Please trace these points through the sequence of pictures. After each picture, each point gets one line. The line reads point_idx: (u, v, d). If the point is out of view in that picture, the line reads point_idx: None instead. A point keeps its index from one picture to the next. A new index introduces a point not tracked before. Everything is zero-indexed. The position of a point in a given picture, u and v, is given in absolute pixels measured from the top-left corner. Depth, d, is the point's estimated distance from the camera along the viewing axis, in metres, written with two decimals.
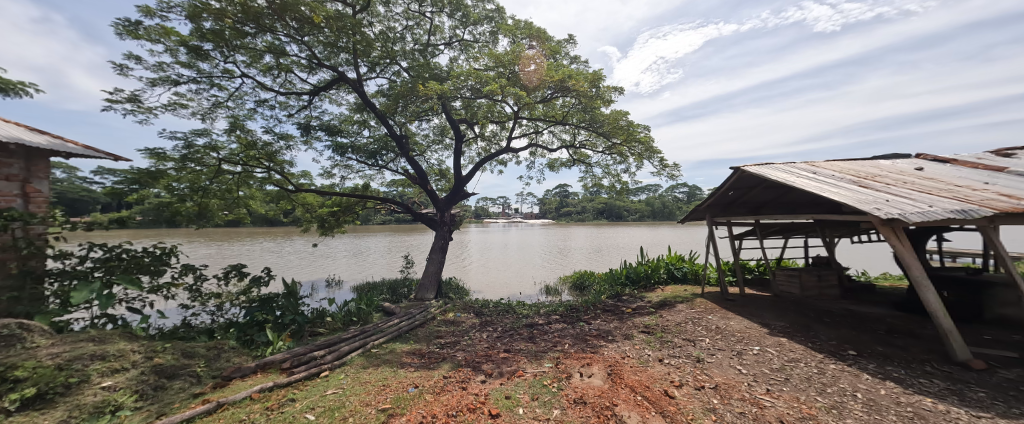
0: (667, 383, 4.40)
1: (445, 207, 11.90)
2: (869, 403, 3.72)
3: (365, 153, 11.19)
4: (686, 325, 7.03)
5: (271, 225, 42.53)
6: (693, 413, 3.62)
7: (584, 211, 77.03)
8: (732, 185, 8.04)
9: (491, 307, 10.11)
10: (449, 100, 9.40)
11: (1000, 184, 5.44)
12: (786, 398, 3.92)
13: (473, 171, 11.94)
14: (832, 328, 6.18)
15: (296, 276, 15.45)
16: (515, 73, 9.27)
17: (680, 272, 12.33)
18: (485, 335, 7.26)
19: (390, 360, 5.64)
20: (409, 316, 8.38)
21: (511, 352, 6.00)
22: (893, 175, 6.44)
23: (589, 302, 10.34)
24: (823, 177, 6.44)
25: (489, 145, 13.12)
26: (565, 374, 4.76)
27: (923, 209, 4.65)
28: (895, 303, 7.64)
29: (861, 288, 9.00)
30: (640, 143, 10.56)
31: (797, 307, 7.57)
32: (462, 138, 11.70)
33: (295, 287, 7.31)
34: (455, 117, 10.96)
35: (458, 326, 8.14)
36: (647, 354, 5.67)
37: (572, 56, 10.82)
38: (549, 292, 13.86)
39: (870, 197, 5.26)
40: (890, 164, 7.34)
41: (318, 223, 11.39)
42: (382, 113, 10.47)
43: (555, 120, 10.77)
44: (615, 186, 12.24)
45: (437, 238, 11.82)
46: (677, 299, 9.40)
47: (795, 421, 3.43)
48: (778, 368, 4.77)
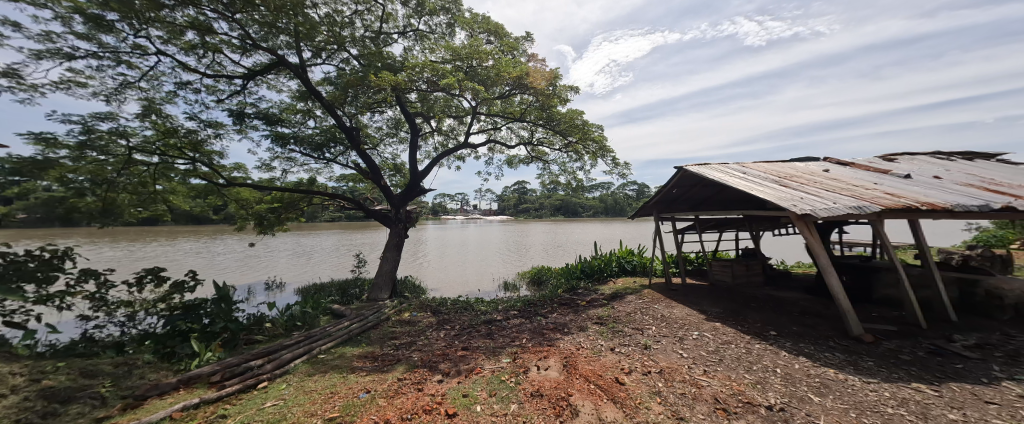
0: (618, 371, 4.64)
1: (400, 203, 11.44)
2: (787, 377, 4.21)
3: (311, 145, 10.40)
4: (635, 315, 7.47)
5: (198, 224, 38.06)
6: (641, 397, 3.84)
7: (541, 207, 78.47)
8: (675, 184, 8.66)
9: (449, 305, 9.95)
10: (404, 92, 9.03)
11: (886, 185, 6.41)
12: (720, 377, 4.31)
13: (429, 166, 11.60)
14: (757, 312, 6.93)
15: (231, 280, 14.04)
16: (474, 67, 9.10)
17: (630, 265, 13.05)
18: (443, 334, 7.13)
19: (339, 365, 5.32)
20: (361, 318, 7.98)
21: (470, 349, 5.93)
22: (807, 176, 7.31)
23: (546, 296, 10.58)
24: (752, 177, 7.14)
25: (446, 141, 12.79)
26: (523, 368, 4.83)
27: (829, 205, 5.34)
28: (807, 287, 8.74)
29: (781, 276, 10.17)
30: (595, 142, 10.94)
31: (729, 294, 8.38)
32: (418, 132, 11.30)
33: (226, 291, 6.60)
34: (410, 110, 10.55)
35: (414, 326, 7.89)
36: (600, 344, 5.93)
37: (529, 54, 10.89)
38: (507, 288, 13.93)
39: (789, 195, 5.93)
40: (804, 166, 8.34)
41: (256, 221, 10.40)
42: (329, 103, 9.77)
43: (513, 117, 10.85)
44: (571, 183, 12.56)
45: (392, 235, 11.35)
46: (628, 290, 9.96)
47: (728, 398, 3.78)
48: (714, 350, 5.23)
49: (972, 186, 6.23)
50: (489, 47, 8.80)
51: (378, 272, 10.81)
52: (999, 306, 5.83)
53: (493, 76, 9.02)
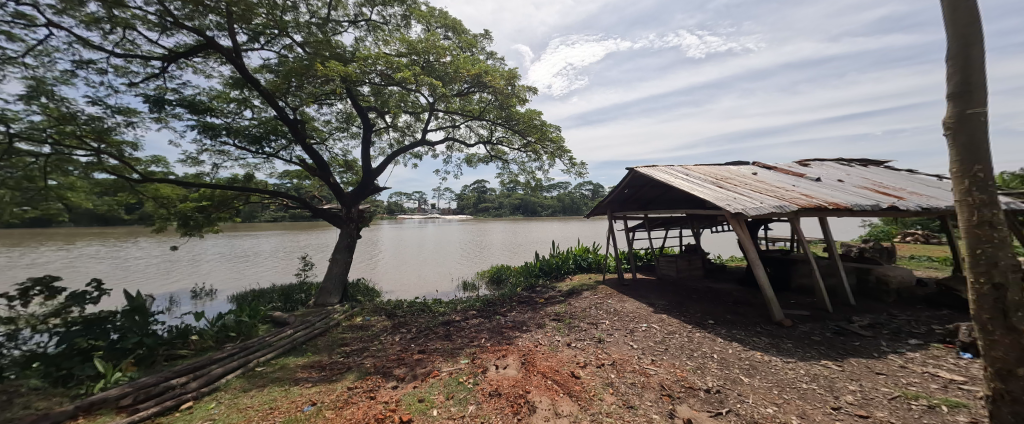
0: (574, 365, 4.78)
1: (352, 202, 10.81)
2: (722, 362, 4.61)
3: (247, 137, 9.46)
4: (589, 310, 7.75)
5: (107, 225, 33.06)
6: (595, 389, 3.99)
7: (500, 206, 78.57)
8: (627, 184, 9.11)
9: (404, 308, 9.61)
10: (355, 84, 8.57)
11: (802, 187, 7.27)
12: (665, 365, 4.61)
13: (384, 163, 11.09)
14: (697, 303, 7.51)
15: (149, 289, 12.40)
16: (431, 63, 8.82)
17: (586, 262, 13.51)
18: (398, 338, 6.85)
19: (280, 378, 4.90)
20: (307, 325, 7.43)
21: (426, 352, 5.77)
22: (739, 178, 8.07)
23: (505, 295, 10.60)
24: (694, 179, 7.72)
25: (401, 137, 12.30)
26: (481, 368, 4.79)
27: (758, 205, 5.93)
28: (739, 279, 9.65)
29: (717, 269, 11.14)
30: (552, 142, 11.15)
31: (674, 287, 9.01)
32: (371, 128, 10.74)
33: (141, 301, 5.78)
34: (362, 103, 10.00)
35: (366, 331, 7.50)
36: (557, 340, 6.09)
37: (488, 52, 10.85)
38: (466, 288, 13.78)
39: (725, 195, 6.49)
40: (737, 169, 9.20)
41: (180, 222, 9.18)
42: (269, 92, 8.93)
43: (472, 115, 10.78)
44: (530, 183, 12.70)
45: (343, 236, 10.70)
46: (583, 287, 10.31)
47: (672, 384, 4.05)
48: (660, 340, 5.59)
49: (867, 189, 7.29)
50: (446, 43, 8.61)
51: (326, 275, 10.14)
52: (885, 291, 6.86)
53: (451, 73, 8.82)
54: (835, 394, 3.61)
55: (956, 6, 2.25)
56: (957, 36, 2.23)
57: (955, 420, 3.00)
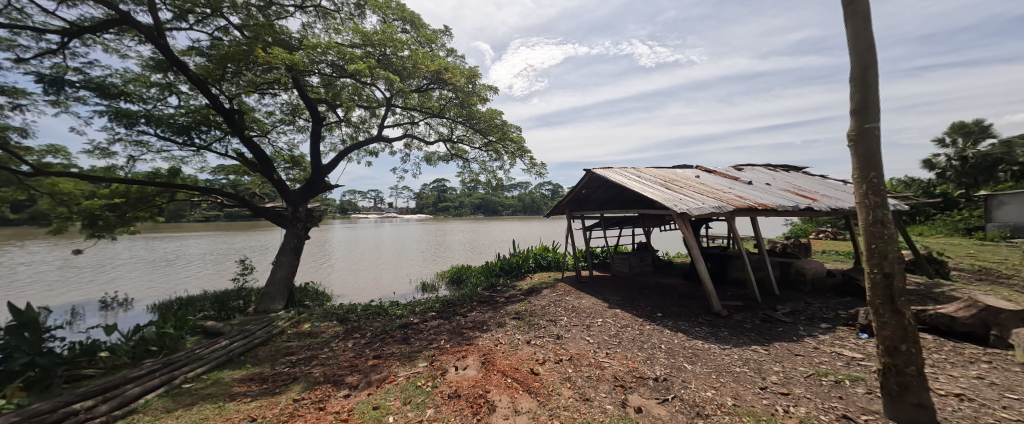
0: (533, 362, 4.86)
1: (299, 201, 10.05)
2: (668, 351, 4.94)
3: (172, 127, 8.43)
4: (549, 308, 7.91)
5: None
6: (553, 384, 4.08)
7: (461, 205, 77.57)
8: (584, 185, 9.43)
9: (358, 312, 9.16)
10: (302, 73, 7.98)
11: (737, 189, 7.99)
12: (619, 358, 4.84)
13: (336, 159, 10.45)
14: (647, 297, 7.97)
15: (44, 300, 10.61)
16: (387, 56, 8.46)
17: (545, 261, 13.78)
18: (351, 344, 6.51)
19: (213, 394, 4.44)
20: (246, 334, 6.80)
21: (382, 357, 5.54)
22: (684, 181, 8.68)
23: (465, 295, 10.50)
24: (644, 180, 8.18)
25: (355, 133, 11.68)
26: (440, 370, 4.70)
27: (700, 205, 6.43)
28: (684, 274, 10.40)
29: (666, 265, 11.92)
30: (513, 142, 11.20)
31: (627, 283, 9.50)
32: (322, 121, 10.07)
33: (33, 314, 4.89)
34: (311, 95, 9.34)
35: (316, 338, 7.03)
36: (517, 338, 6.14)
37: (448, 49, 10.66)
38: (425, 289, 13.45)
39: (671, 196, 6.95)
40: (682, 172, 9.90)
41: (85, 221, 8.07)
42: (199, 78, 8.03)
43: (431, 112, 10.56)
44: (491, 182, 12.67)
45: (289, 237, 9.93)
46: (543, 285, 10.51)
47: (624, 375, 4.26)
48: (614, 334, 5.87)
49: (789, 192, 8.21)
50: (405, 37, 8.30)
51: (269, 280, 9.35)
52: (803, 282, 7.76)
53: (409, 67, 8.52)
54: (763, 375, 4.03)
55: (856, 35, 2.60)
56: (859, 60, 2.58)
57: (855, 391, 3.49)
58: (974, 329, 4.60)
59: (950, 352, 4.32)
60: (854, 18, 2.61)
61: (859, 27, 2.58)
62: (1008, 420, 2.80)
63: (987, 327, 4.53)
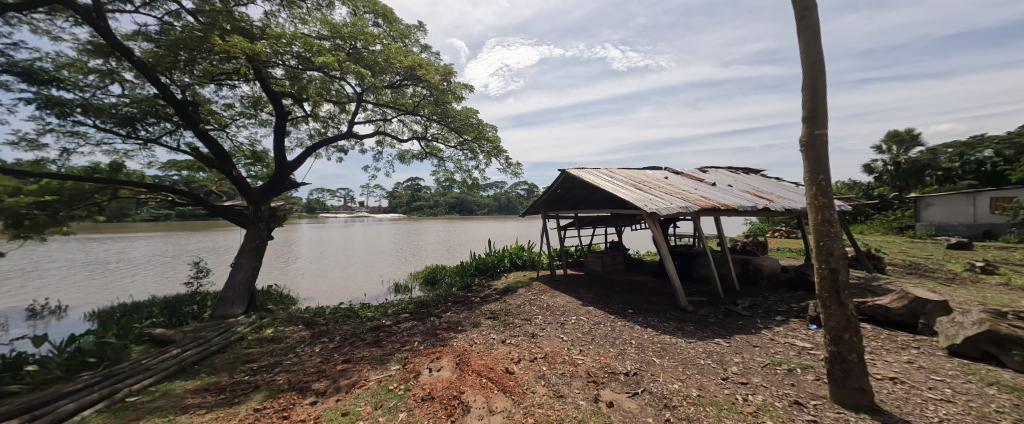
0: (508, 361, 4.87)
1: (261, 199, 9.49)
2: (639, 346, 5.10)
3: (114, 118, 7.72)
4: (524, 306, 7.95)
5: None
6: (528, 383, 4.10)
7: (436, 205, 76.28)
8: (559, 184, 9.56)
9: (326, 315, 8.80)
10: (264, 65, 7.55)
11: (702, 190, 8.37)
12: (592, 354, 4.94)
13: (302, 156, 9.97)
14: (619, 295, 8.20)
15: None
16: (358, 50, 8.17)
17: (520, 260, 13.84)
18: (319, 348, 6.24)
19: (163, 407, 4.10)
20: (201, 341, 6.35)
21: (352, 361, 5.34)
22: (654, 182, 8.99)
23: (440, 296, 10.35)
24: (617, 181, 8.39)
25: (324, 128, 11.20)
26: (413, 373, 4.59)
27: (668, 205, 6.67)
28: (654, 271, 10.78)
29: (637, 263, 12.31)
30: (488, 141, 11.14)
31: (599, 281, 9.72)
32: (286, 116, 9.57)
33: None
34: (274, 88, 8.86)
35: (280, 343, 6.69)
36: (492, 338, 6.12)
37: (423, 45, 10.44)
38: (397, 290, 13.14)
39: (642, 197, 7.17)
40: (652, 173, 10.25)
41: (8, 222, 6.84)
42: (147, 66, 7.41)
43: (405, 110, 10.33)
44: (466, 181, 12.54)
45: (250, 237, 9.36)
46: (518, 284, 10.54)
47: (598, 371, 4.34)
48: (587, 331, 5.99)
49: (748, 193, 8.70)
50: (377, 31, 8.05)
51: (227, 283, 8.78)
52: (761, 277, 8.27)
53: (381, 63, 8.26)
54: (725, 366, 4.25)
55: (808, 47, 2.79)
56: (810, 70, 2.77)
57: (805, 378, 3.75)
58: (905, 318, 5.09)
59: (885, 339, 4.76)
60: (806, 32, 2.80)
61: (810, 40, 2.77)
62: (932, 399, 3.12)
63: (916, 316, 5.02)
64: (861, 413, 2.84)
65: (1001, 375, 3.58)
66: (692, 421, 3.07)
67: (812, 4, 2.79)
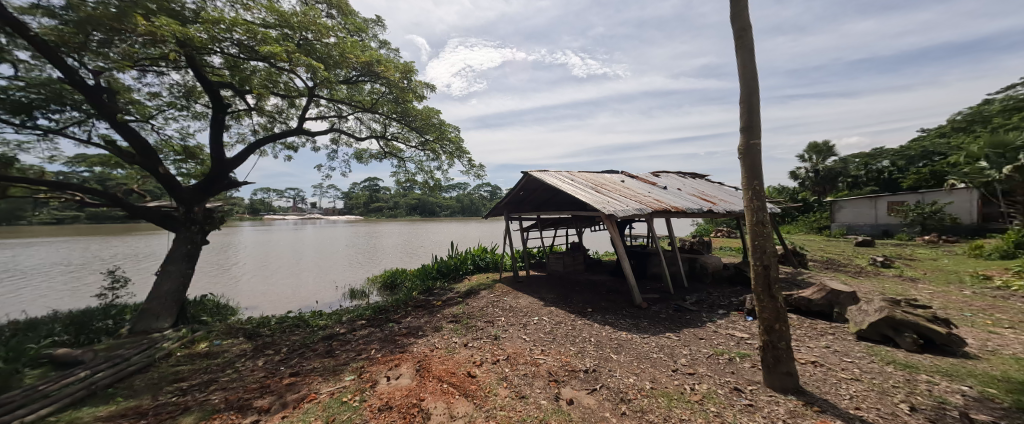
0: (470, 365, 4.80)
1: (194, 199, 8.55)
2: (597, 344, 5.28)
3: (4, 104, 6.57)
4: (487, 309, 7.91)
5: None
6: (490, 386, 4.07)
7: (395, 207, 73.53)
8: (522, 187, 9.67)
9: (272, 325, 8.13)
10: (198, 51, 6.86)
11: (655, 194, 8.85)
12: (553, 353, 5.03)
13: (244, 153, 9.15)
14: (579, 294, 8.42)
15: None
16: (310, 41, 7.68)
17: (483, 262, 13.78)
18: (262, 362, 5.73)
19: None
20: (117, 359, 5.58)
21: (301, 374, 4.97)
22: (612, 185, 9.36)
23: (399, 300, 9.99)
24: (577, 184, 8.63)
25: (270, 124, 10.37)
26: (370, 382, 4.38)
27: (625, 208, 6.98)
28: (612, 271, 11.23)
29: (596, 263, 12.75)
30: (451, 142, 10.97)
31: (560, 282, 9.94)
32: (225, 108, 8.74)
33: None
34: (211, 78, 8.05)
35: (216, 358, 6.06)
36: (454, 342, 6.01)
37: (381, 41, 10.05)
38: (353, 296, 12.49)
39: (601, 199, 7.44)
40: (610, 176, 10.69)
41: None
42: (49, 45, 6.41)
43: (362, 107, 9.88)
44: (428, 183, 12.22)
45: (180, 242, 8.39)
46: (481, 286, 10.46)
47: (559, 370, 4.42)
48: (549, 331, 6.09)
49: (695, 196, 9.36)
50: (331, 23, 7.61)
51: (151, 294, 7.80)
52: (706, 274, 8.93)
53: (336, 56, 7.82)
54: (675, 359, 4.52)
55: (744, 64, 3.07)
56: (746, 85, 3.04)
57: (743, 366, 4.10)
58: (823, 308, 5.75)
59: (808, 327, 5.34)
60: (743, 51, 3.08)
61: (746, 58, 3.05)
62: (844, 378, 3.55)
63: (832, 306, 5.70)
64: (789, 394, 3.17)
65: (896, 355, 4.16)
66: (646, 412, 3.22)
67: (748, 25, 3.08)
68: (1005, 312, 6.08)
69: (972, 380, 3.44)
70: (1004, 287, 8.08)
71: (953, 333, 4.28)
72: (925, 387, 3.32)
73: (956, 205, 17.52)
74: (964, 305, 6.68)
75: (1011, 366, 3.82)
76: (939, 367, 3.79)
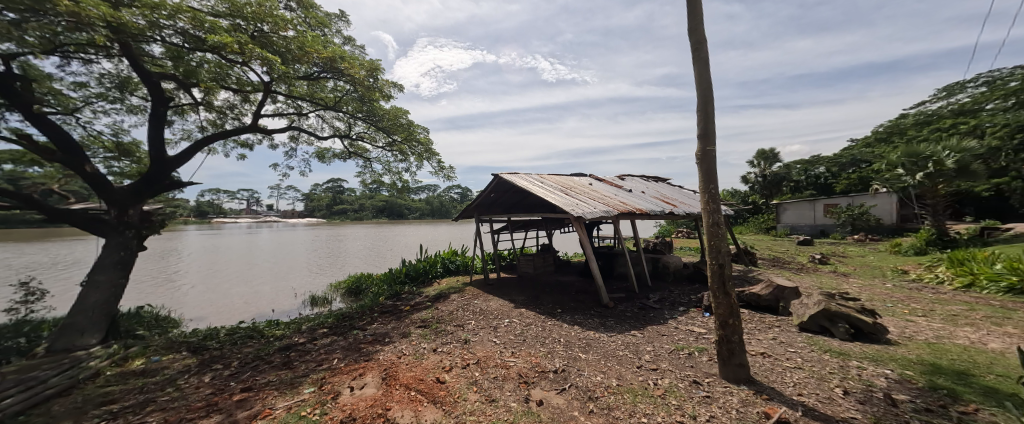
0: (439, 370, 4.69)
1: (129, 201, 7.72)
2: (567, 344, 5.35)
3: None
4: (456, 312, 7.78)
5: None
6: (459, 391, 4.00)
7: (360, 209, 70.73)
8: (492, 189, 9.66)
9: (221, 338, 7.51)
10: (134, 39, 6.24)
11: (621, 197, 9.16)
12: (523, 355, 5.04)
13: (189, 151, 8.40)
14: (549, 295, 8.52)
15: None
16: (266, 34, 7.23)
17: (454, 265, 13.60)
18: (209, 378, 5.27)
19: None
20: (30, 382, 4.89)
21: (254, 389, 4.62)
22: (580, 188, 9.56)
23: (364, 307, 9.60)
24: (547, 187, 8.74)
25: (220, 120, 9.61)
26: (331, 394, 4.16)
27: (592, 210, 7.16)
28: (580, 272, 11.46)
29: (565, 265, 12.97)
30: (420, 143, 10.72)
31: (530, 283, 10.00)
32: (167, 102, 7.99)
33: None
34: (149, 68, 7.33)
35: (154, 376, 5.48)
36: (422, 347, 5.85)
37: (345, 37, 9.65)
38: (314, 303, 11.84)
39: (569, 202, 7.58)
40: (578, 179, 10.94)
41: None
42: None
43: (324, 105, 9.42)
44: (396, 184, 11.86)
45: (111, 248, 7.54)
46: (450, 290, 10.30)
47: (529, 372, 4.43)
48: (519, 333, 6.10)
49: (658, 199, 9.78)
50: (289, 15, 7.20)
51: (75, 307, 6.95)
52: (668, 273, 9.37)
53: (295, 51, 7.40)
54: (640, 356, 4.69)
55: (700, 75, 3.26)
56: (703, 95, 3.23)
57: (701, 360, 4.33)
58: (770, 303, 6.22)
59: (757, 321, 5.75)
60: (699, 62, 3.27)
61: (702, 70, 3.24)
62: (788, 367, 3.86)
63: (778, 300, 6.18)
64: (741, 384, 3.38)
65: (832, 344, 4.58)
66: (613, 409, 3.30)
67: (703, 39, 3.28)
68: (919, 303, 6.90)
69: (893, 364, 3.86)
70: (917, 280, 9.17)
71: (879, 323, 4.78)
72: (856, 372, 3.68)
73: (880, 207, 19.66)
74: (886, 296, 7.51)
75: (924, 350, 4.33)
76: (867, 353, 4.22)
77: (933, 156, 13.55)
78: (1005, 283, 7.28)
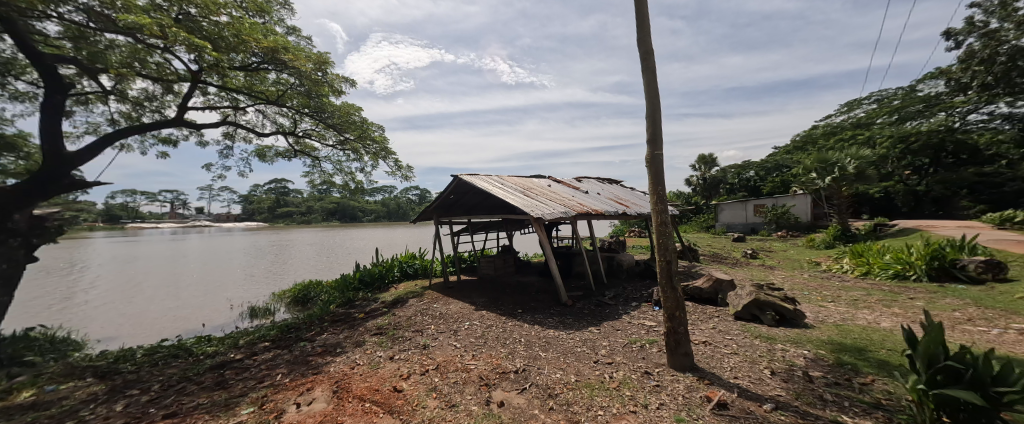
0: (396, 379, 4.50)
1: (14, 205, 6.49)
2: (528, 344, 5.41)
3: None
4: (415, 317, 7.53)
5: None
6: (418, 398, 3.87)
7: (308, 211, 65.99)
8: (452, 190, 9.51)
9: (139, 359, 6.59)
10: (21, 14, 5.31)
11: (578, 198, 9.47)
12: (484, 357, 5.00)
13: (95, 146, 7.28)
14: (509, 296, 8.57)
15: None
16: (194, 18, 6.51)
17: (412, 268, 13.16)
18: (123, 405, 4.60)
19: None
20: None
21: (180, 414, 4.11)
22: (540, 189, 9.73)
23: (313, 316, 8.94)
24: (507, 188, 8.77)
25: (136, 112, 8.46)
26: (275, 412, 3.84)
27: (551, 211, 7.29)
28: (540, 272, 11.67)
29: (526, 265, 13.11)
30: (375, 142, 10.24)
31: (491, 285, 9.95)
32: (67, 89, 6.89)
33: None
34: (43, 50, 6.27)
35: (49, 409, 4.66)
36: (378, 356, 5.58)
37: (289, 26, 8.97)
38: (253, 315, 10.80)
39: (529, 203, 7.67)
40: (537, 180, 11.12)
41: None
42: None
43: (264, 99, 8.69)
44: (349, 185, 11.20)
45: None
46: (409, 294, 9.95)
47: (490, 374, 4.39)
48: (480, 335, 6.05)
49: (611, 200, 10.28)
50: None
51: None
52: (622, 270, 9.87)
53: (230, 39, 6.72)
54: (598, 351, 4.85)
55: (649, 83, 3.47)
56: (651, 103, 3.44)
57: (652, 351, 4.61)
58: (711, 295, 6.78)
59: (700, 312, 6.24)
60: (647, 71, 3.47)
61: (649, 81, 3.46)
62: (726, 353, 4.23)
63: (717, 293, 6.76)
64: (686, 372, 3.65)
65: (762, 329, 5.12)
66: (572, 404, 3.39)
67: (651, 50, 3.50)
68: (830, 290, 7.94)
69: (809, 345, 4.40)
70: (828, 270, 10.54)
71: (799, 308, 5.42)
72: (781, 353, 4.13)
73: (799, 207, 22.25)
74: (804, 285, 8.55)
75: (834, 331, 4.99)
76: (789, 336, 4.76)
77: (838, 162, 15.70)
78: (892, 270, 8.63)
